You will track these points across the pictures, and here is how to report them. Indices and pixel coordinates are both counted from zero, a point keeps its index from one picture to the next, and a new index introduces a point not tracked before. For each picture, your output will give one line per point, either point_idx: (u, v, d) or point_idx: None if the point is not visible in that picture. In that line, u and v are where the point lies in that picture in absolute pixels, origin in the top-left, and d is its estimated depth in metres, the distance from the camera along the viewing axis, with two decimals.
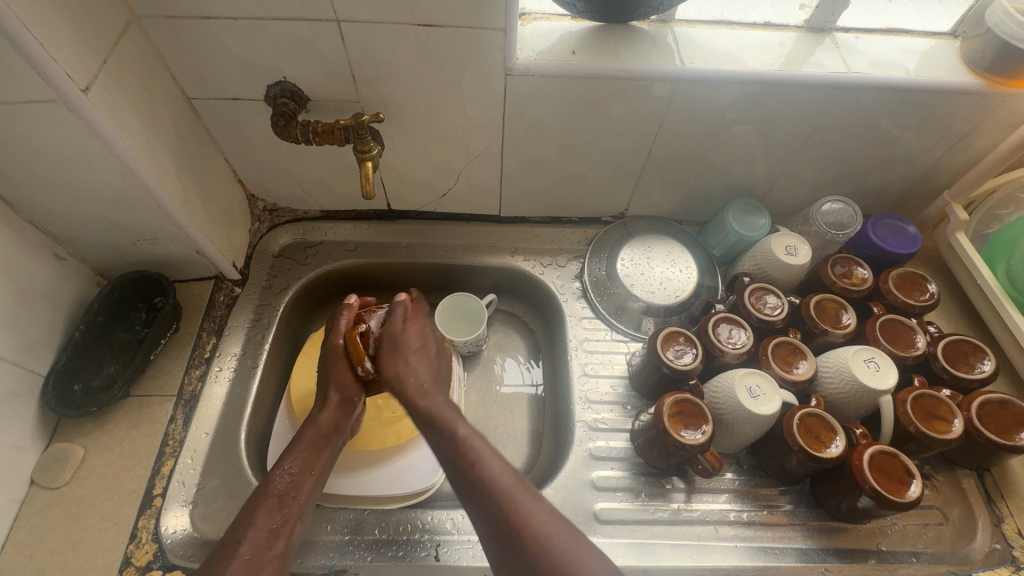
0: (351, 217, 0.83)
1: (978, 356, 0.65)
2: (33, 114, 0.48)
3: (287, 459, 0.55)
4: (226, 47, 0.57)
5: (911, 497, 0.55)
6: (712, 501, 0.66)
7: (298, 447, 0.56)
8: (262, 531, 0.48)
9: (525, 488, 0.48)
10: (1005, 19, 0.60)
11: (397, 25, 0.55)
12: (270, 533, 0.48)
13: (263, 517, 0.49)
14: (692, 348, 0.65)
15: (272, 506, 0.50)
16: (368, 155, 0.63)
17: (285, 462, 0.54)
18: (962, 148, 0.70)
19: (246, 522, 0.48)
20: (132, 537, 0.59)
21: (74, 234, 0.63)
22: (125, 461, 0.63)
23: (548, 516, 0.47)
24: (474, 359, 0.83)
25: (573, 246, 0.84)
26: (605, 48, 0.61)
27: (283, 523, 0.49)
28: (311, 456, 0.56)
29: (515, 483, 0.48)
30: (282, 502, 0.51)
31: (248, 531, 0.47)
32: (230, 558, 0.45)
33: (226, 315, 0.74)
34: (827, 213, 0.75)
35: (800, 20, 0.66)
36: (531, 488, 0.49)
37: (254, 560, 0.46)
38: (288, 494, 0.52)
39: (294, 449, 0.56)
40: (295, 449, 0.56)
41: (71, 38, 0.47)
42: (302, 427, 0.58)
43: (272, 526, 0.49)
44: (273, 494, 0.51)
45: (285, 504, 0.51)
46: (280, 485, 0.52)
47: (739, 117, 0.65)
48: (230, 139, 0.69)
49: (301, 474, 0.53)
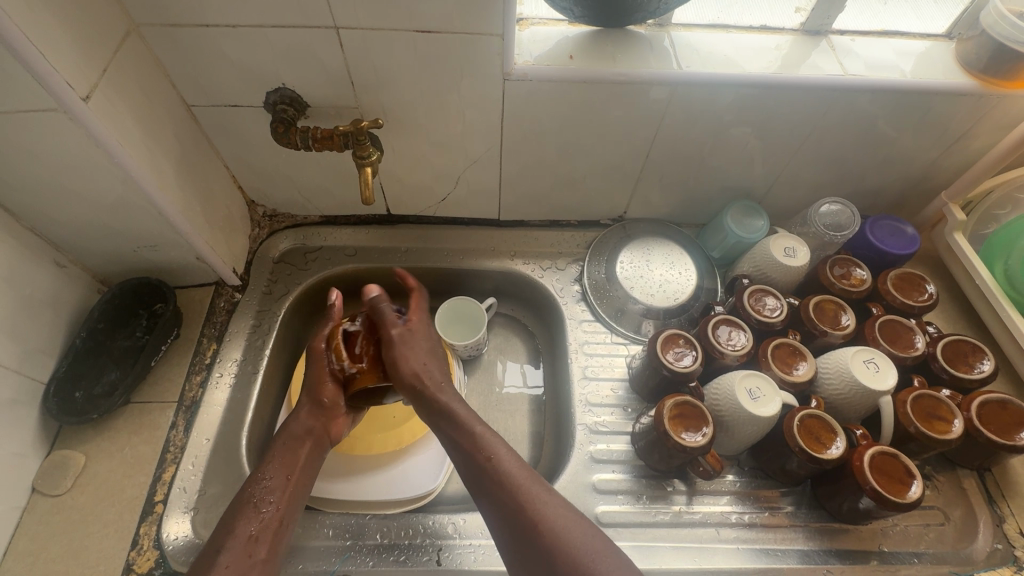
0: (351, 222, 0.83)
1: (978, 356, 0.65)
2: (34, 123, 0.49)
3: (266, 464, 0.57)
4: (225, 54, 0.57)
5: (912, 498, 0.56)
6: (713, 503, 0.66)
7: (275, 453, 0.58)
8: (240, 538, 0.50)
9: (539, 485, 0.52)
10: (999, 20, 0.60)
11: (395, 31, 0.55)
12: (249, 539, 0.50)
13: (242, 525, 0.51)
14: (692, 350, 0.65)
15: (249, 512, 0.52)
16: (368, 161, 0.64)
17: (262, 470, 0.56)
18: (959, 149, 0.70)
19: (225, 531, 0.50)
20: (132, 544, 0.59)
21: (75, 241, 0.64)
22: (126, 468, 0.63)
23: (563, 510, 0.50)
24: (474, 363, 0.83)
25: (572, 249, 0.84)
26: (603, 53, 0.62)
27: (263, 530, 0.51)
28: (289, 461, 0.58)
29: (526, 478, 0.53)
30: (258, 509, 0.52)
31: (227, 539, 0.50)
32: (210, 565, 0.47)
33: (226, 321, 0.74)
34: (825, 214, 0.75)
35: (796, 23, 0.66)
36: (544, 483, 0.53)
37: (235, 566, 0.48)
38: (265, 499, 0.53)
39: (270, 457, 0.58)
40: (272, 456, 0.57)
41: (71, 47, 0.47)
42: (278, 435, 0.60)
43: (252, 532, 0.51)
44: (250, 501, 0.53)
45: (262, 509, 0.52)
46: (256, 491, 0.54)
47: (736, 119, 0.66)
48: (230, 145, 0.69)
49: (280, 479, 0.55)
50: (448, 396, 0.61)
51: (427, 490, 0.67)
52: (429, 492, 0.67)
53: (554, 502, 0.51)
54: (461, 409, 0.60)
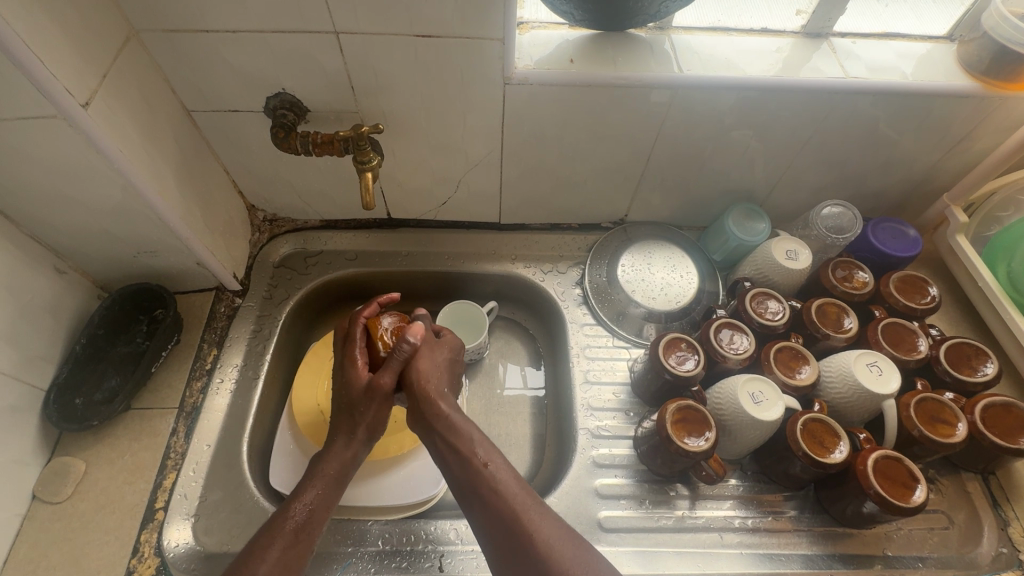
0: (351, 226, 0.83)
1: (981, 359, 0.65)
2: (34, 129, 0.49)
3: (304, 489, 0.54)
4: (225, 59, 0.57)
5: (916, 502, 0.55)
6: (716, 507, 0.66)
7: (317, 478, 0.54)
8: (276, 565, 0.48)
9: (535, 499, 0.51)
10: (1001, 22, 0.60)
11: (395, 36, 0.55)
12: (281, 567, 0.49)
13: (276, 554, 0.49)
14: (694, 354, 0.65)
15: (288, 540, 0.50)
16: (368, 166, 0.63)
17: (301, 493, 0.53)
18: (961, 151, 0.70)
19: (259, 558, 0.48)
20: (133, 552, 0.59)
21: (74, 247, 0.63)
22: (126, 474, 0.63)
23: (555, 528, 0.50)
24: (476, 367, 0.83)
25: (573, 252, 0.84)
26: (603, 56, 0.62)
27: (296, 558, 0.50)
28: (329, 488, 0.54)
29: (521, 491, 0.52)
30: (296, 536, 0.50)
31: (261, 566, 0.47)
32: None
33: (227, 327, 0.74)
34: (827, 217, 0.75)
35: (797, 25, 0.66)
36: (537, 499, 0.52)
37: None
38: (304, 527, 0.51)
39: (309, 480, 0.54)
40: (313, 479, 0.54)
41: (71, 54, 0.47)
42: (319, 455, 0.56)
43: (285, 561, 0.49)
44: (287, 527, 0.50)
45: (300, 538, 0.51)
46: (298, 518, 0.51)
47: (737, 122, 0.66)
48: (229, 150, 0.69)
49: (320, 507, 0.53)
50: (449, 405, 0.57)
51: (430, 495, 0.66)
52: (432, 497, 0.67)
53: (546, 519, 0.50)
54: (460, 417, 0.57)
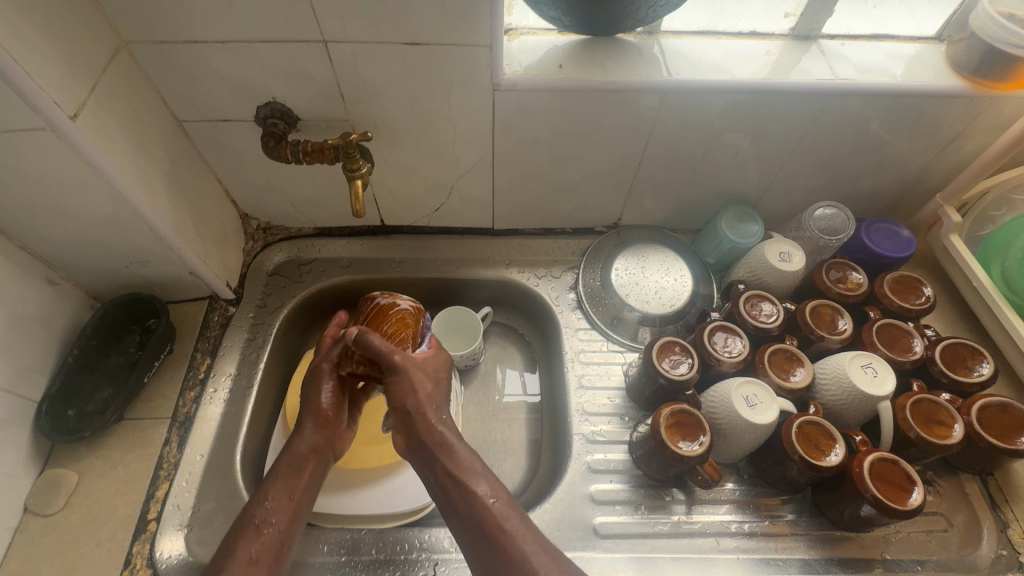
0: (345, 233, 0.83)
1: (977, 359, 0.65)
2: (23, 142, 0.49)
3: (265, 486, 0.54)
4: (215, 69, 0.58)
5: (913, 505, 0.55)
6: (713, 512, 0.65)
7: (277, 471, 0.55)
8: (240, 560, 0.48)
9: (530, 524, 0.49)
10: (988, 22, 0.60)
11: (383, 44, 0.56)
12: (249, 562, 0.48)
13: (242, 548, 0.49)
14: (688, 357, 0.65)
15: (249, 534, 0.50)
16: (358, 173, 0.64)
17: (264, 488, 0.53)
18: (953, 150, 0.70)
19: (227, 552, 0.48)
20: (126, 564, 0.59)
21: (67, 259, 0.64)
22: (119, 485, 0.63)
23: (532, 538, 0.48)
24: (471, 373, 0.82)
25: (567, 257, 0.84)
26: (592, 61, 0.62)
27: (263, 552, 0.49)
28: (293, 478, 0.55)
29: (517, 516, 0.50)
30: (260, 531, 0.50)
31: (226, 563, 0.47)
32: None
33: (220, 335, 0.74)
34: (820, 219, 0.74)
35: (786, 28, 0.66)
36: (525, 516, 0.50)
37: None
38: (267, 520, 0.51)
39: (273, 473, 0.55)
40: (272, 476, 0.54)
41: (58, 66, 0.47)
42: (281, 450, 0.57)
43: (251, 556, 0.48)
44: (251, 523, 0.50)
45: (262, 531, 0.50)
46: (257, 513, 0.51)
47: (728, 125, 0.66)
48: (221, 160, 0.69)
49: (282, 498, 0.53)
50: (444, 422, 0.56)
51: (425, 502, 0.66)
52: (427, 504, 0.66)
53: (532, 535, 0.48)
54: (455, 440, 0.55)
